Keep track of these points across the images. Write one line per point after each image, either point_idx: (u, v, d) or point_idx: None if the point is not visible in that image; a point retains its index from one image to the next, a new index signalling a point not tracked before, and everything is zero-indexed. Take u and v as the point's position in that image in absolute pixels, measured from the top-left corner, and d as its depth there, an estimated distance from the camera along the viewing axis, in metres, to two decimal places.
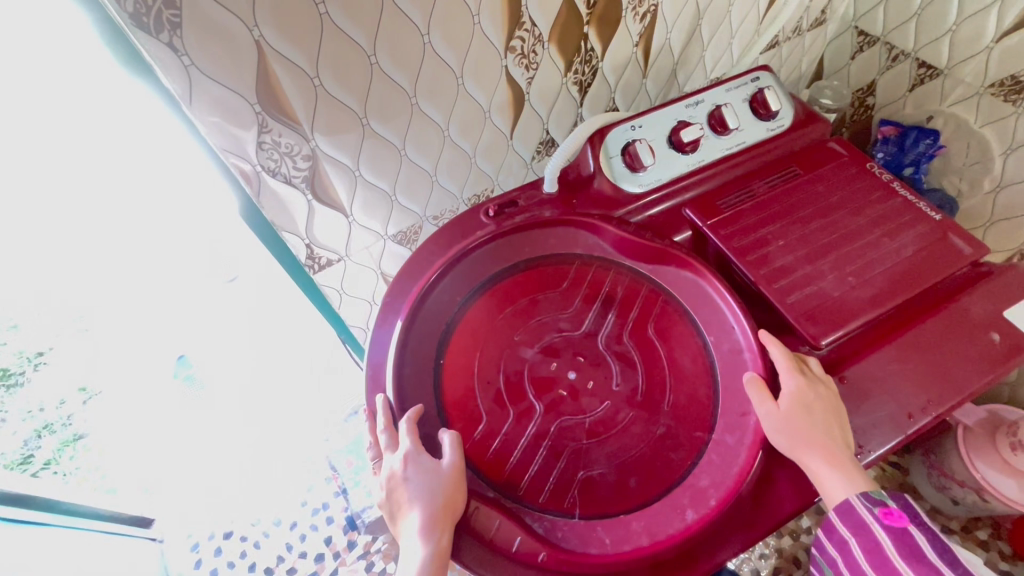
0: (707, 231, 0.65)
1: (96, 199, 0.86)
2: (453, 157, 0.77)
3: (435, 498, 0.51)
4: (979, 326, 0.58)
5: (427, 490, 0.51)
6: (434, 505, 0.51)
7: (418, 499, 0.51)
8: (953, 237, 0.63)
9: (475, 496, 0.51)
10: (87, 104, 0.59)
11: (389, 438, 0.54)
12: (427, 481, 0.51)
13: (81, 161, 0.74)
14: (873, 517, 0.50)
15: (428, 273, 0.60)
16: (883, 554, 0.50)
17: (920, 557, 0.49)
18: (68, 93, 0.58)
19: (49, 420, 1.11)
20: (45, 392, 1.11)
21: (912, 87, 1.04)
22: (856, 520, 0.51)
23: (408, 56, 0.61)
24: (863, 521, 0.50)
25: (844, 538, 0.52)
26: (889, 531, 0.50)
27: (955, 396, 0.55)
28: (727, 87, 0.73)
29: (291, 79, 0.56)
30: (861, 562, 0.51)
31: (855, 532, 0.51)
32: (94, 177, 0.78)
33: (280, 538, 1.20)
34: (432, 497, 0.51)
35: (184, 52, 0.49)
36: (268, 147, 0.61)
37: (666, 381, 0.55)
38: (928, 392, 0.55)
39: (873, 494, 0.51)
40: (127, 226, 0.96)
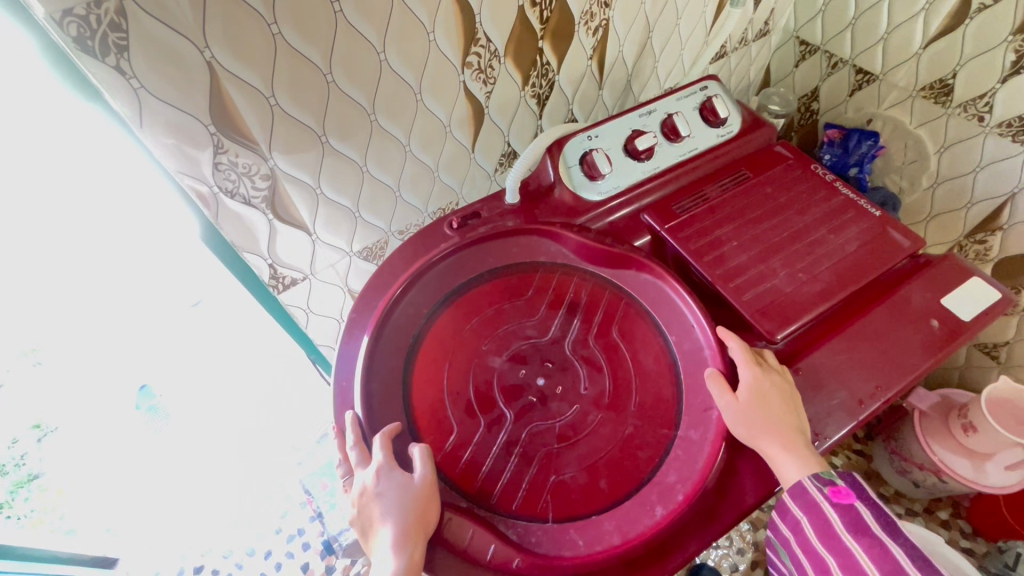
0: (665, 235, 0.67)
1: (41, 228, 0.82)
2: (416, 171, 0.77)
3: (407, 512, 0.51)
4: (921, 314, 0.62)
5: (398, 504, 0.51)
6: (405, 519, 0.51)
7: (390, 513, 0.51)
8: (892, 231, 0.67)
9: (449, 507, 0.52)
10: (48, 146, 0.59)
11: (359, 455, 0.54)
12: (397, 495, 0.51)
13: (24, 188, 0.71)
14: (822, 496, 0.52)
15: (393, 287, 0.60)
16: (832, 531, 0.52)
17: (866, 530, 0.51)
18: (27, 132, 0.58)
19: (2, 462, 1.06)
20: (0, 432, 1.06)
21: (852, 92, 1.11)
22: (807, 500, 0.52)
23: (365, 74, 0.62)
24: (814, 501, 0.52)
25: (797, 518, 0.54)
26: (837, 508, 0.52)
27: (902, 381, 0.58)
28: (678, 96, 0.76)
29: (246, 99, 0.56)
30: (812, 540, 0.53)
31: (806, 512, 0.53)
32: (56, 212, 0.77)
33: (254, 568, 1.16)
34: (404, 511, 0.51)
35: (133, 75, 0.49)
36: (225, 168, 0.60)
37: (631, 383, 0.56)
38: (878, 379, 0.58)
39: (825, 476, 0.53)
40: (91, 260, 0.95)
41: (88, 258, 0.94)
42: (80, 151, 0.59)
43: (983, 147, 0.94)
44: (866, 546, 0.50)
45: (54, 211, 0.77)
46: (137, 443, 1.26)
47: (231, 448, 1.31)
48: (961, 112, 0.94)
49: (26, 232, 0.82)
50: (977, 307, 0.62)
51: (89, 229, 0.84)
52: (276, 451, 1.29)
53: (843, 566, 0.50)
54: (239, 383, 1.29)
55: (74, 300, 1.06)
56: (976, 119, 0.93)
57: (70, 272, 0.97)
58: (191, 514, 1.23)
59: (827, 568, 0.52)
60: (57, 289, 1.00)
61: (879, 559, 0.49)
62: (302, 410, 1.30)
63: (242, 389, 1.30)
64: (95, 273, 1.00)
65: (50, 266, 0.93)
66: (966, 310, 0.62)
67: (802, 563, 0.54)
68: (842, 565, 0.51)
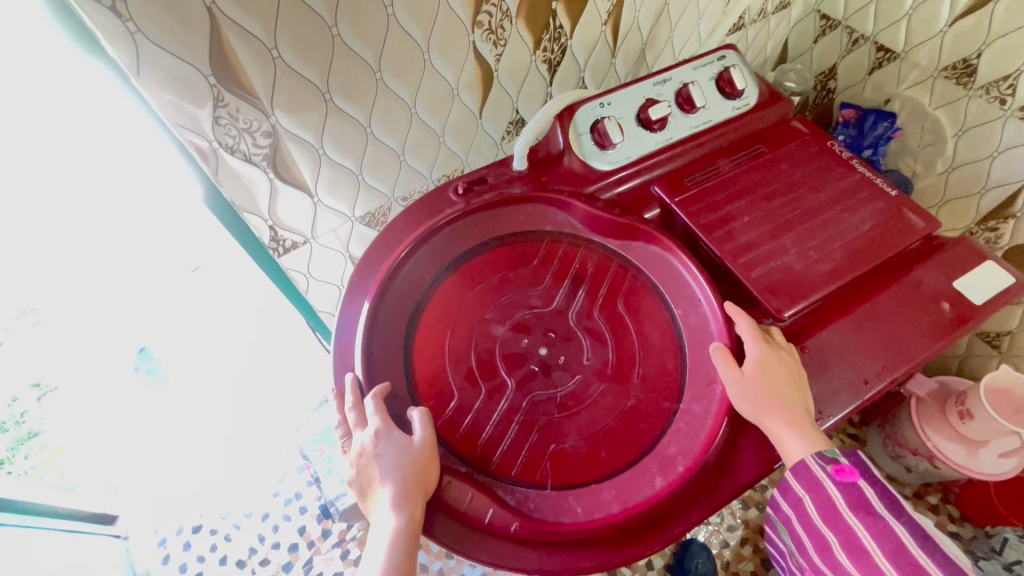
0: (675, 207, 0.65)
1: (49, 189, 0.83)
2: (421, 135, 0.76)
3: (406, 474, 0.51)
4: (932, 296, 0.60)
5: (397, 465, 0.51)
6: (405, 479, 0.51)
7: (389, 474, 0.52)
8: (907, 211, 0.65)
9: (447, 470, 0.52)
10: (74, 117, 0.60)
11: (357, 416, 0.54)
12: (398, 454, 0.51)
13: (24, 149, 0.71)
14: (825, 474, 0.52)
15: (397, 251, 0.59)
16: (834, 509, 0.52)
17: (869, 508, 0.51)
18: (54, 110, 0.60)
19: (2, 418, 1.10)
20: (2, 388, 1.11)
21: (871, 71, 1.08)
22: (809, 479, 0.53)
23: (372, 30, 0.60)
24: (817, 479, 0.52)
25: (799, 497, 0.54)
26: (839, 485, 0.52)
27: (907, 364, 0.57)
28: (694, 65, 0.72)
29: (248, 50, 0.53)
30: (813, 518, 0.53)
31: (809, 490, 0.53)
32: (73, 177, 0.78)
33: (252, 530, 1.17)
34: (403, 471, 0.51)
35: (129, 18, 0.46)
36: (225, 123, 0.58)
37: (635, 355, 0.56)
38: (883, 359, 0.57)
39: (827, 452, 0.53)
40: (107, 227, 1.00)
41: (86, 221, 0.96)
42: (66, 99, 0.57)
43: (1002, 131, 0.92)
44: (869, 524, 0.50)
45: (67, 175, 0.78)
46: (137, 403, 1.30)
47: (216, 412, 1.31)
48: (983, 94, 0.92)
49: (33, 192, 0.83)
50: (989, 291, 0.61)
51: (87, 193, 0.84)
52: (273, 416, 1.31)
53: (844, 543, 0.51)
54: (226, 334, 1.29)
55: (93, 265, 1.11)
56: (998, 102, 0.91)
57: (66, 236, 0.99)
58: (186, 476, 1.24)
59: (829, 545, 0.52)
60: (59, 249, 1.02)
61: (880, 536, 0.50)
62: (304, 375, 1.31)
63: (224, 343, 1.30)
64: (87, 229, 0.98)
65: (58, 230, 0.96)
66: (978, 294, 0.61)
67: (803, 541, 0.55)
68: (843, 543, 0.51)
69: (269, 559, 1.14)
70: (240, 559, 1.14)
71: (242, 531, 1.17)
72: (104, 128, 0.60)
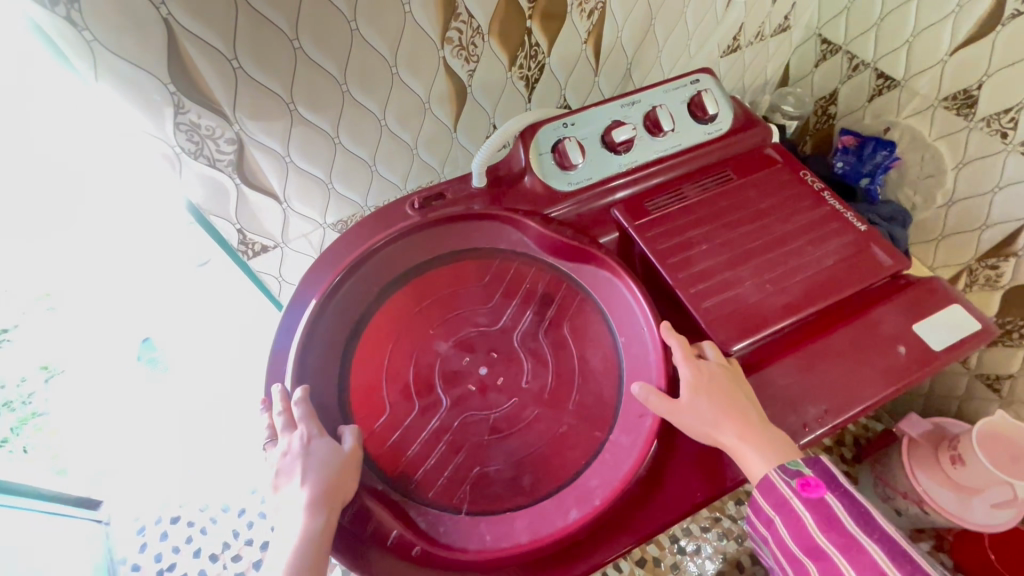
0: (633, 232, 0.64)
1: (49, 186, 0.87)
2: (393, 147, 0.76)
3: (327, 478, 0.50)
4: (892, 337, 0.58)
5: (320, 469, 0.50)
6: (326, 483, 0.50)
7: (310, 477, 0.51)
8: (875, 247, 0.62)
9: (366, 491, 0.51)
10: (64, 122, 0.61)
11: (286, 420, 0.53)
12: (323, 460, 0.51)
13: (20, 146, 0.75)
14: (791, 492, 0.51)
15: (336, 268, 0.59)
16: (805, 529, 0.51)
17: (839, 527, 0.50)
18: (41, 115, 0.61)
19: (10, 398, 1.25)
20: (11, 369, 1.26)
21: (871, 97, 1.05)
22: (777, 497, 0.51)
23: (336, 44, 0.61)
24: (783, 498, 0.51)
25: (770, 517, 0.53)
26: (807, 503, 0.51)
27: (855, 408, 0.54)
28: (666, 88, 0.71)
29: (208, 62, 0.55)
30: (786, 539, 0.52)
31: (778, 510, 0.52)
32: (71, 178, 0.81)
33: (228, 524, 1.17)
34: (325, 475, 0.50)
35: (85, 27, 0.48)
36: (187, 128, 0.60)
37: (574, 381, 0.55)
38: (828, 402, 0.55)
39: (790, 466, 0.51)
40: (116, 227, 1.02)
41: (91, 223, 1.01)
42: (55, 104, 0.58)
43: (1002, 166, 0.88)
44: (840, 544, 0.49)
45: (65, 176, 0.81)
46: (139, 391, 1.35)
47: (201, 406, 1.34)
48: (983, 127, 0.88)
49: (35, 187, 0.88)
50: (954, 336, 0.58)
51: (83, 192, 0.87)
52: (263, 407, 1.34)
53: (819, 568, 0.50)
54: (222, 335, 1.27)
55: (95, 270, 1.21)
56: (999, 136, 0.87)
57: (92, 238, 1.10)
58: (165, 469, 1.25)
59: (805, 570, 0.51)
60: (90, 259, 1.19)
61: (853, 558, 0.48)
62: None
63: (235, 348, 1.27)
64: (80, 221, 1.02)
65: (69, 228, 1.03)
66: (942, 339, 0.58)
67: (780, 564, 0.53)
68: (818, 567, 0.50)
69: (241, 554, 1.14)
70: (213, 553, 1.14)
71: (217, 526, 1.17)
72: (71, 127, 0.61)
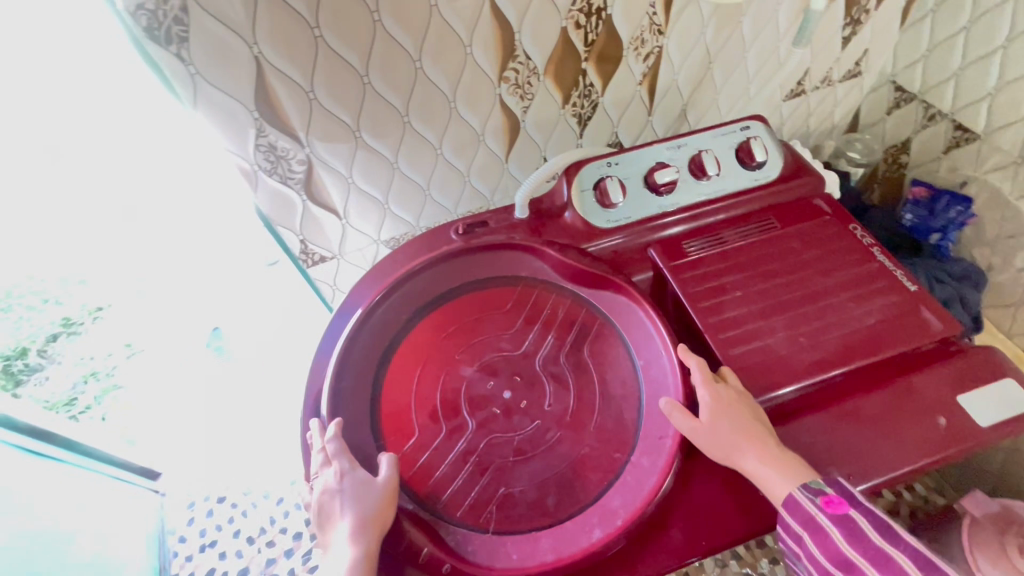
0: (668, 273, 0.65)
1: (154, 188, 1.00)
2: (447, 173, 0.81)
3: (366, 511, 0.51)
4: (933, 407, 0.55)
5: (358, 504, 0.52)
6: (366, 515, 0.51)
7: (349, 511, 0.52)
8: (924, 309, 0.60)
9: (404, 514, 0.53)
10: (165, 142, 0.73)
11: (323, 458, 0.55)
12: (360, 492, 0.52)
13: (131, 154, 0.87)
14: (817, 509, 0.49)
15: (373, 293, 0.62)
16: (829, 538, 0.50)
17: (861, 537, 0.50)
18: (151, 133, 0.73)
19: (96, 368, 1.44)
20: (97, 345, 1.46)
21: (947, 149, 1.02)
22: (803, 516, 0.49)
23: (400, 79, 0.66)
24: (810, 516, 0.49)
25: (799, 534, 0.51)
26: (833, 519, 0.50)
27: (881, 476, 0.52)
28: (715, 133, 0.72)
29: (288, 93, 0.62)
30: (812, 548, 0.51)
31: (805, 527, 0.50)
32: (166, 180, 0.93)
33: (267, 510, 1.24)
34: (363, 509, 0.51)
35: (190, 62, 0.55)
36: (266, 150, 0.67)
37: (594, 404, 0.56)
38: (850, 467, 0.53)
39: (812, 484, 0.50)
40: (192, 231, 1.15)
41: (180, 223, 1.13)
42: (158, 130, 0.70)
43: None
44: (863, 550, 0.50)
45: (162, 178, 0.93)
46: (202, 374, 1.47)
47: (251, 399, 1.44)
48: None
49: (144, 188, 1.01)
50: (1005, 413, 0.54)
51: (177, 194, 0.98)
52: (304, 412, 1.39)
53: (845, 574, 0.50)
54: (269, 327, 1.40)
55: (164, 248, 1.42)
56: None
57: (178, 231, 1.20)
58: (216, 450, 1.35)
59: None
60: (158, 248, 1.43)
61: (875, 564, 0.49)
62: None
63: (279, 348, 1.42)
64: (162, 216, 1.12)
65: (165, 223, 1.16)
66: (991, 415, 0.54)
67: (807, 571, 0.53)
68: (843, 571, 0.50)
69: (275, 541, 1.19)
70: (250, 536, 1.20)
71: (257, 511, 1.24)
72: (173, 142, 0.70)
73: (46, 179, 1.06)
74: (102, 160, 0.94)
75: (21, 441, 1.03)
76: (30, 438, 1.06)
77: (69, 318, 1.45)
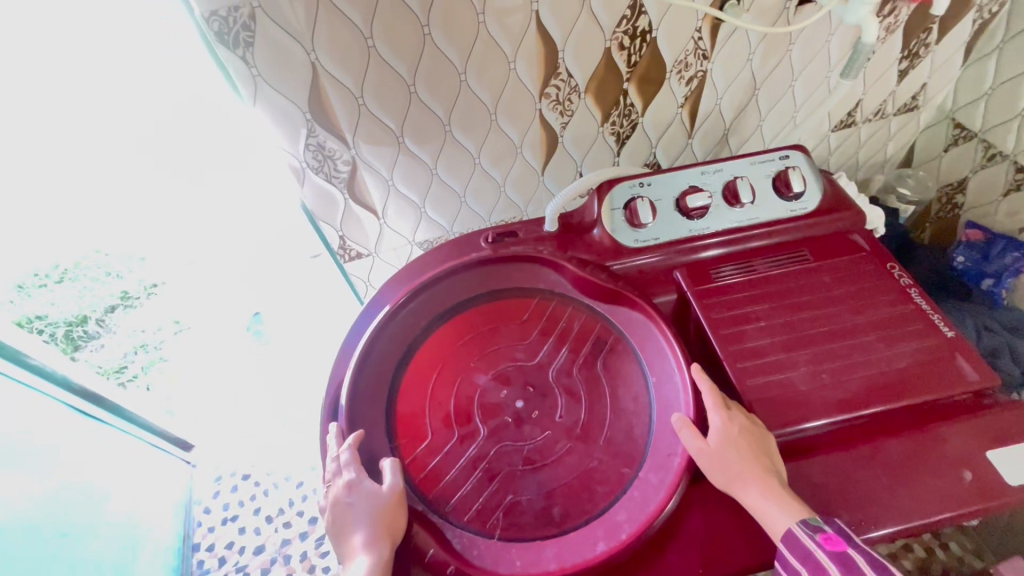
0: (692, 297, 0.64)
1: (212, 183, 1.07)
2: (482, 182, 0.84)
3: (375, 520, 0.53)
4: (957, 460, 0.53)
5: (368, 514, 0.53)
6: (376, 525, 0.52)
7: (359, 523, 0.53)
8: (960, 358, 0.58)
9: (417, 520, 0.54)
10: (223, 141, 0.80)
11: (337, 467, 0.56)
12: (370, 501, 0.53)
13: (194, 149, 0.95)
14: (815, 544, 0.48)
15: (396, 297, 0.63)
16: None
17: None
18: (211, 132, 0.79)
19: (145, 341, 1.57)
20: (148, 319, 1.60)
21: (1007, 192, 0.99)
22: (801, 551, 0.48)
23: (445, 89, 0.69)
24: (809, 551, 0.48)
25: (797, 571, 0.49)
26: (832, 556, 0.48)
27: (894, 524, 0.51)
28: (752, 160, 0.72)
29: (338, 96, 0.66)
30: None
31: (804, 564, 0.48)
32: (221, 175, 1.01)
33: (286, 493, 1.28)
34: (373, 519, 0.53)
35: (253, 65, 0.60)
36: (314, 149, 0.71)
37: (605, 418, 0.57)
38: (861, 511, 0.52)
39: (812, 520, 0.49)
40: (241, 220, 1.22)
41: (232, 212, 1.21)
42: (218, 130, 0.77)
43: None
44: None
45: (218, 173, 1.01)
46: (239, 357, 1.54)
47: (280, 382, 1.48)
48: None
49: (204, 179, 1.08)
50: None
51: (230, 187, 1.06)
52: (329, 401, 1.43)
53: None
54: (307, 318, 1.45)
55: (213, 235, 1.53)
56: None
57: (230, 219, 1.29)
58: (244, 427, 1.40)
59: None
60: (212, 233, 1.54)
61: None
62: None
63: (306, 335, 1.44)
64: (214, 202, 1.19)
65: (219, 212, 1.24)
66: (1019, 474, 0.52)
67: None
68: None
69: (291, 522, 1.24)
70: (270, 515, 1.25)
71: (277, 491, 1.29)
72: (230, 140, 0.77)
73: (115, 160, 1.14)
74: (170, 150, 1.02)
75: (72, 400, 1.13)
76: (83, 401, 1.16)
77: (128, 292, 1.60)
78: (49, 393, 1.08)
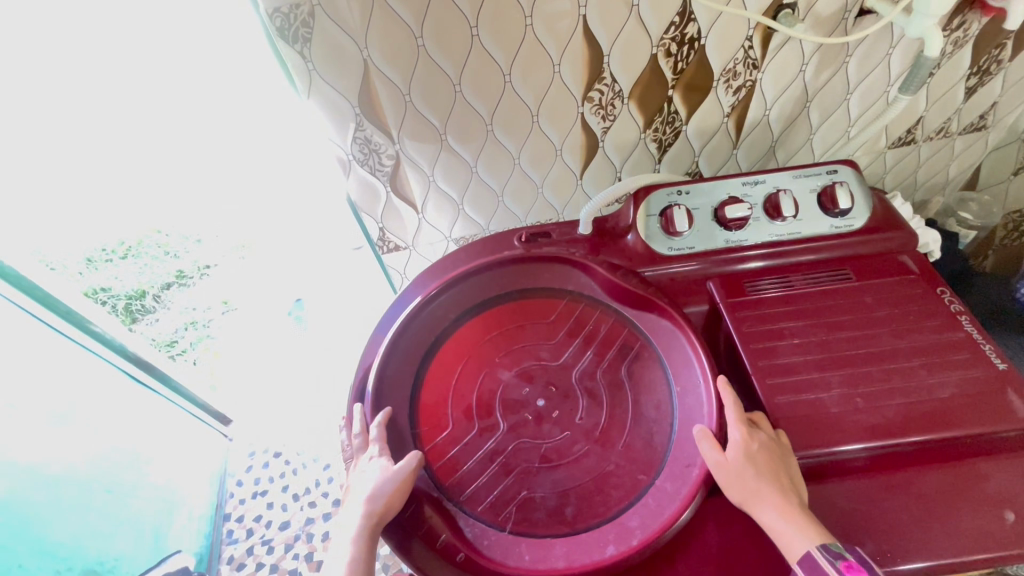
0: (724, 309, 0.63)
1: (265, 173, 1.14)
2: (520, 182, 0.86)
3: (380, 495, 0.54)
4: (996, 497, 0.51)
5: (376, 487, 0.54)
6: (380, 499, 0.54)
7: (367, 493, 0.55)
8: (1010, 391, 0.55)
9: (429, 502, 0.55)
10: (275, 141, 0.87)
11: (360, 442, 0.59)
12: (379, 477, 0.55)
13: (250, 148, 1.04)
14: (834, 571, 0.46)
15: (429, 288, 0.65)
16: None
17: None
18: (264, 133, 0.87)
19: (196, 318, 1.68)
20: (201, 297, 1.71)
21: None
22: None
23: (489, 90, 0.71)
24: None
25: None
26: None
27: (924, 558, 0.49)
28: (796, 174, 0.70)
29: (387, 93, 0.68)
30: None
31: None
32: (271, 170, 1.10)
33: (314, 473, 1.32)
34: (379, 493, 0.54)
35: (309, 59, 0.62)
36: (360, 142, 0.73)
37: (625, 423, 0.57)
38: (889, 542, 0.49)
39: (831, 545, 0.48)
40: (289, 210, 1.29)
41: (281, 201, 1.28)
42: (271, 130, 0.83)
43: None
44: None
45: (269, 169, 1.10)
46: (281, 340, 1.62)
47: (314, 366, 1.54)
48: None
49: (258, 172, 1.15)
50: None
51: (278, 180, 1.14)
52: None
53: None
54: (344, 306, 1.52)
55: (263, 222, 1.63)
56: None
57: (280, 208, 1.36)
58: (279, 406, 1.46)
59: None
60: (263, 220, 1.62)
61: None
62: None
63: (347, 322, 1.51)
64: (264, 190, 1.25)
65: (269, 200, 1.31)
66: None
67: None
68: None
69: (316, 502, 1.28)
70: (297, 493, 1.30)
71: (305, 471, 1.33)
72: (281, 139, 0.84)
73: (180, 146, 1.22)
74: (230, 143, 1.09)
75: (127, 367, 1.19)
76: (135, 367, 1.22)
77: (184, 271, 1.71)
78: (105, 357, 1.15)
